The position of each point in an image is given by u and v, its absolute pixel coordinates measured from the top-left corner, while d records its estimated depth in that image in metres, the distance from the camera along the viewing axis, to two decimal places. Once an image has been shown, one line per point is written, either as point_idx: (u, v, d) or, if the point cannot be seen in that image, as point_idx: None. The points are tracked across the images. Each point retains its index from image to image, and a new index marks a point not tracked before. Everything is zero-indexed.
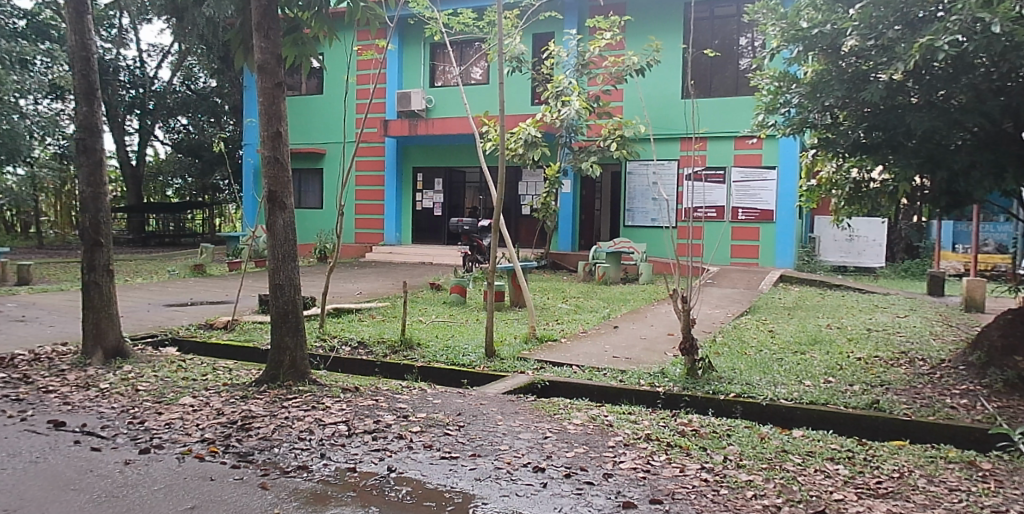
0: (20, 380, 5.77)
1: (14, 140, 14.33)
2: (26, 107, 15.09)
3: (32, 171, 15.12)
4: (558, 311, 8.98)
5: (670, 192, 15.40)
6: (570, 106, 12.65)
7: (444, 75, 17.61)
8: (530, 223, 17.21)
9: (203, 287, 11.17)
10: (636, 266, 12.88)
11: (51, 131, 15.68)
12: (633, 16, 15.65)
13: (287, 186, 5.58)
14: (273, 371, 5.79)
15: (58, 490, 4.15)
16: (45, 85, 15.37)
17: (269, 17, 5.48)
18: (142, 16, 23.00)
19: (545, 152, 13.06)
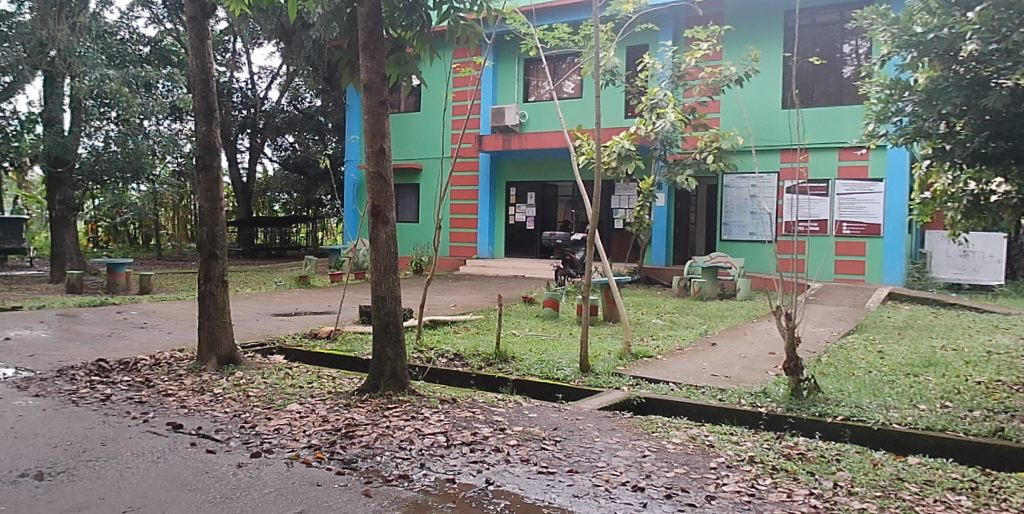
0: (142, 383, 6.12)
1: (137, 159, 15.15)
2: (149, 128, 15.85)
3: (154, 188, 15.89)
4: (653, 326, 8.80)
5: (770, 206, 14.95)
6: (665, 118, 12.48)
7: (538, 91, 17.83)
8: (623, 237, 17.06)
9: (307, 298, 11.59)
10: (733, 281, 12.56)
11: (172, 151, 16.09)
12: (732, 26, 15.36)
13: (390, 200, 5.73)
14: (374, 381, 5.92)
15: (177, 489, 4.37)
16: (167, 107, 16.02)
17: (374, 37, 5.66)
18: (253, 41, 24.45)
19: (640, 165, 12.93)
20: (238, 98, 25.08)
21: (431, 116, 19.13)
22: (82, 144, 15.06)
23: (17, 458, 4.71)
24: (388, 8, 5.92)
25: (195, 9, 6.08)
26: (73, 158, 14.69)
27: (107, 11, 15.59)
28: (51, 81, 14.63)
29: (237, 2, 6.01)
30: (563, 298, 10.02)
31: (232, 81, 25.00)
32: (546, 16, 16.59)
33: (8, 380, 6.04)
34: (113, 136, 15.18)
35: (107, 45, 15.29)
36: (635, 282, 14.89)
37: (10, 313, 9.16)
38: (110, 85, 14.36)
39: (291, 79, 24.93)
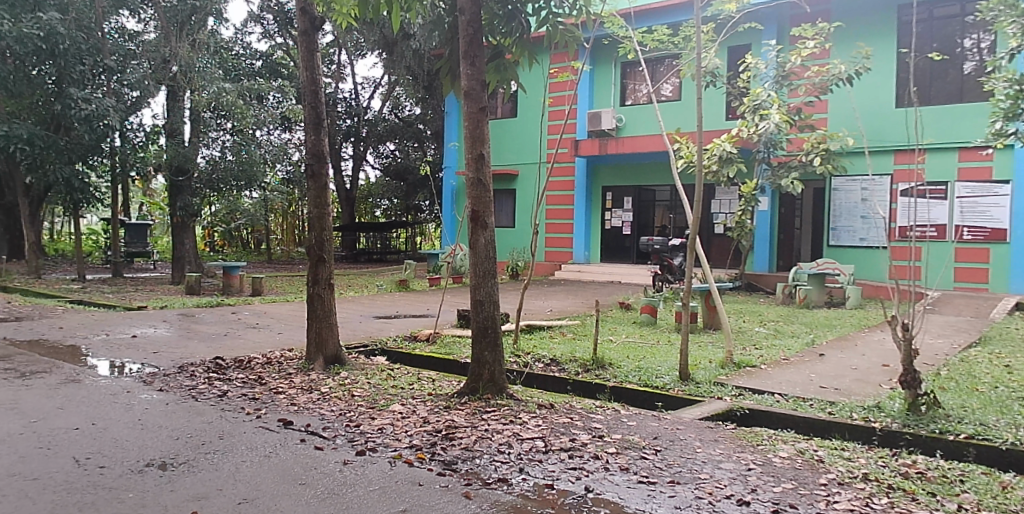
0: (255, 381, 6.43)
1: (251, 167, 16.09)
2: (261, 138, 16.64)
3: (265, 196, 16.84)
4: (756, 335, 8.51)
5: (884, 210, 14.28)
6: (768, 119, 12.10)
7: (635, 94, 17.69)
8: (724, 242, 16.71)
9: (407, 301, 11.90)
10: (843, 288, 12.05)
11: (281, 159, 17.13)
12: (841, 22, 14.77)
13: (488, 205, 5.79)
14: (473, 384, 5.99)
15: (288, 483, 4.55)
16: (277, 118, 16.73)
17: (475, 45, 5.75)
18: (356, 52, 25.55)
19: (742, 168, 12.58)
20: (342, 108, 26.47)
21: (528, 122, 19.32)
22: (201, 154, 16.05)
23: (144, 448, 5.04)
24: (488, 16, 6.03)
25: (305, 22, 6.32)
26: (193, 167, 15.69)
27: (223, 28, 16.62)
28: (173, 95, 15.67)
29: (340, 14, 6.17)
30: (661, 304, 9.85)
31: (337, 92, 26.38)
32: (645, 17, 16.47)
33: (135, 375, 6.47)
34: (229, 146, 16.15)
35: (223, 60, 16.32)
36: (737, 289, 14.45)
37: (140, 311, 9.89)
38: (227, 98, 14.98)
39: (392, 89, 25.97)
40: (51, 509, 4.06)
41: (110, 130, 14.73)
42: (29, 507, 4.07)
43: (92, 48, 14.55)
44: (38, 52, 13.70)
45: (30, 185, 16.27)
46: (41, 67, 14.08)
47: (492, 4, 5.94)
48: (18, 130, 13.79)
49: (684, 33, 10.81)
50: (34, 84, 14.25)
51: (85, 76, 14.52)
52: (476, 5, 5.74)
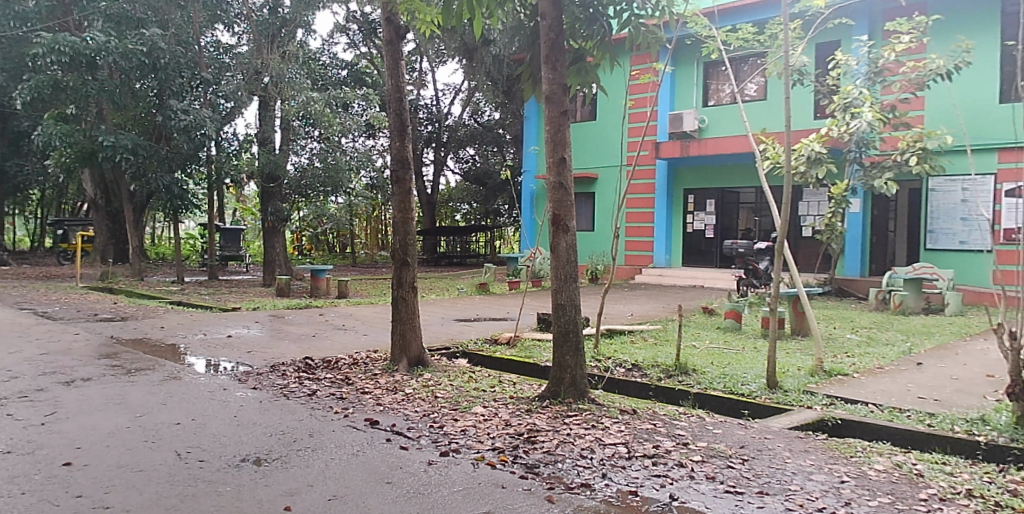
0: (342, 381, 6.62)
1: (337, 174, 16.16)
2: (347, 145, 16.82)
3: (350, 201, 16.48)
4: (848, 343, 8.18)
5: (988, 212, 13.59)
6: (860, 118, 11.63)
7: (718, 94, 17.46)
8: (812, 245, 16.23)
9: (488, 305, 12.03)
10: (941, 294, 11.55)
11: (365, 166, 17.06)
12: (939, 15, 14.11)
13: (570, 209, 5.78)
14: (554, 388, 5.99)
15: (375, 481, 4.66)
16: (361, 125, 16.83)
17: (556, 49, 5.76)
18: (438, 60, 26.12)
19: (832, 169, 12.16)
20: (423, 114, 27.44)
21: (607, 125, 19.25)
22: (292, 161, 16.24)
23: (239, 443, 5.25)
24: (569, 20, 6.03)
25: (391, 32, 6.48)
26: (283, 174, 16.04)
27: (310, 39, 17.24)
28: (264, 105, 16.35)
29: (421, 21, 6.26)
30: (745, 309, 9.61)
31: (419, 99, 27.18)
32: (729, 16, 16.17)
33: (231, 374, 6.77)
34: (316, 153, 16.36)
35: (312, 70, 16.71)
36: (826, 294, 14.00)
37: (234, 313, 10.35)
38: (314, 107, 15.17)
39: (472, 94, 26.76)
40: (156, 500, 4.28)
41: (206, 139, 15.54)
42: (136, 497, 4.31)
43: (189, 62, 15.40)
44: (141, 67, 14.59)
45: (135, 192, 17.31)
46: (145, 81, 15.00)
47: (574, 7, 5.94)
48: (124, 140, 14.69)
49: (770, 31, 10.50)
50: (139, 96, 15.19)
51: (183, 88, 15.42)
52: (558, 9, 5.76)
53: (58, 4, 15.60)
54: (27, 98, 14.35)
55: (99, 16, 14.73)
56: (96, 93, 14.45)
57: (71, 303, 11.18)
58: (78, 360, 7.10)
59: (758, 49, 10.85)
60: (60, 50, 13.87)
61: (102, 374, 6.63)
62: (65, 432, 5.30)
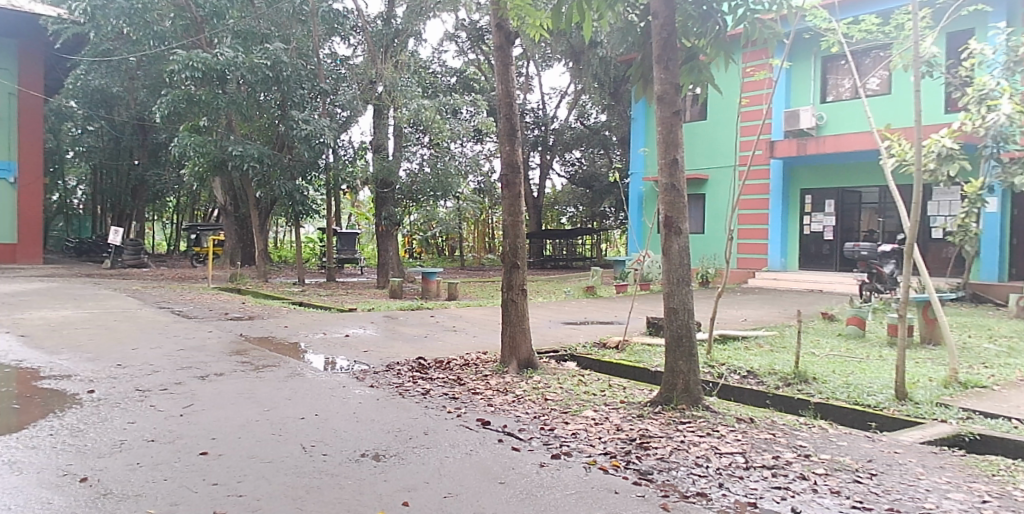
0: (455, 381, 6.77)
1: (446, 179, 16.61)
2: (455, 150, 17.12)
3: (460, 204, 16.84)
4: (986, 353, 7.62)
5: None
6: (998, 110, 10.85)
7: (836, 89, 16.84)
8: (942, 247, 15.36)
9: (595, 308, 12.00)
10: None
11: (474, 171, 17.31)
12: None
13: (682, 211, 5.78)
14: (667, 394, 5.92)
15: (489, 481, 4.73)
16: (470, 130, 17.04)
17: (669, 48, 5.77)
18: (544, 63, 26.86)
19: (966, 166, 11.39)
20: (531, 118, 28.29)
21: (718, 124, 18.84)
22: (403, 167, 16.81)
23: (360, 439, 5.46)
24: (681, 18, 6.00)
25: (501, 38, 6.59)
26: (396, 179, 16.61)
27: (421, 48, 17.71)
28: (379, 113, 17.01)
29: (530, 26, 6.33)
30: (869, 316, 9.15)
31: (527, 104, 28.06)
32: (850, 7, 15.49)
33: (350, 372, 7.04)
34: (426, 159, 16.73)
35: (422, 78, 17.20)
36: (958, 300, 13.14)
37: (351, 313, 10.77)
38: (425, 114, 15.56)
39: (578, 97, 27.40)
40: (284, 490, 4.50)
41: (325, 147, 16.31)
42: (266, 487, 4.55)
43: (309, 74, 16.28)
44: (266, 80, 15.50)
45: (263, 199, 18.42)
46: (268, 93, 15.93)
47: (686, 5, 5.91)
48: (250, 150, 15.62)
49: (897, 21, 9.84)
50: (263, 108, 16.14)
51: (304, 99, 16.30)
52: (670, 8, 5.76)
53: (192, 22, 16.02)
54: (166, 112, 15.47)
55: (229, 33, 15.74)
56: (226, 106, 15.41)
57: (205, 303, 12.00)
58: (211, 356, 7.59)
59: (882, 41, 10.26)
60: (194, 67, 14.57)
61: (234, 369, 7.05)
62: (201, 423, 5.68)
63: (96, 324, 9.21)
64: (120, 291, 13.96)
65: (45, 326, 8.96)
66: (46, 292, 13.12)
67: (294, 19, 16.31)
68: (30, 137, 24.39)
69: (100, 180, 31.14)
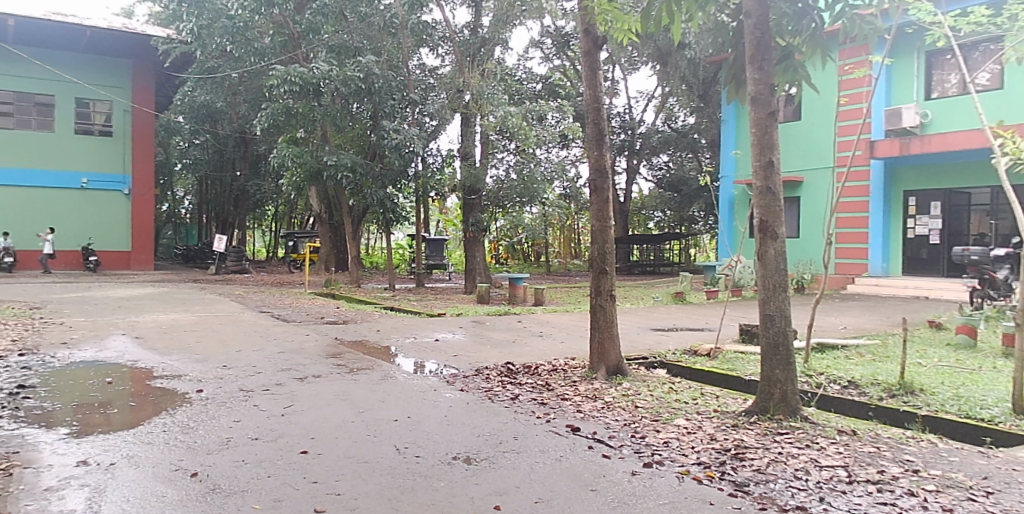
0: (543, 386, 6.80)
1: (531, 185, 16.67)
2: (541, 156, 17.21)
3: (544, 209, 17.15)
4: None
5: None
6: None
7: (942, 85, 16.04)
8: None
9: (685, 314, 11.82)
10: None
11: (559, 176, 17.28)
12: None
13: (778, 215, 5.69)
14: (763, 403, 5.77)
15: (581, 488, 4.70)
16: (555, 136, 17.05)
17: (763, 48, 5.71)
18: (631, 67, 27.13)
19: None
20: (617, 123, 28.48)
21: (815, 124, 18.26)
22: (489, 174, 17.10)
23: (451, 442, 5.54)
24: (776, 17, 5.89)
25: (588, 43, 6.61)
26: (483, 186, 16.87)
27: (507, 56, 17.92)
28: (466, 121, 17.18)
29: (616, 29, 6.32)
30: (980, 325, 8.62)
31: (614, 110, 28.41)
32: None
33: (441, 376, 7.18)
34: (512, 165, 16.98)
35: (508, 86, 17.48)
36: None
37: (440, 318, 10.97)
38: (512, 121, 15.79)
39: (666, 101, 27.45)
40: (380, 490, 4.62)
41: (415, 155, 16.71)
42: (363, 486, 4.69)
43: (400, 85, 16.77)
44: (358, 92, 16.03)
45: (357, 206, 19.08)
46: (361, 105, 16.51)
47: (781, 3, 5.79)
48: (344, 160, 16.19)
49: (1008, 12, 9.21)
50: (356, 119, 16.71)
51: (395, 109, 16.79)
52: (764, 6, 5.69)
53: (290, 38, 16.82)
54: (265, 125, 16.18)
55: (323, 47, 16.36)
56: (321, 118, 16.02)
57: (303, 307, 12.51)
58: (309, 358, 7.89)
59: (994, 32, 9.54)
60: (292, 81, 15.20)
61: (330, 372, 7.31)
62: (300, 423, 5.90)
63: (203, 327, 9.75)
64: (224, 296, 14.71)
65: (158, 329, 9.55)
66: (159, 297, 14.03)
67: (384, 32, 16.89)
68: (142, 150, 26.03)
69: (205, 191, 33.16)
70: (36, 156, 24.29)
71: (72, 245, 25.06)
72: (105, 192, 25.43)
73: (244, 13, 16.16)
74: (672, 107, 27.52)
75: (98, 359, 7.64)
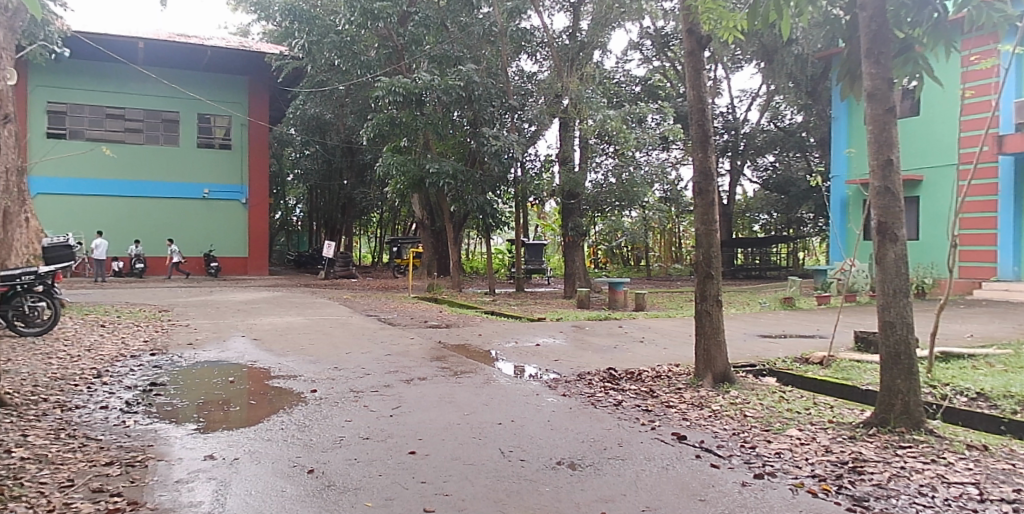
0: (647, 393, 6.75)
1: (631, 189, 16.48)
2: (641, 160, 16.97)
3: (645, 214, 16.72)
4: None
5: None
6: None
7: None
8: None
9: (795, 320, 11.43)
10: None
11: (660, 179, 17.06)
12: None
13: (899, 216, 5.40)
14: (883, 415, 5.51)
15: (688, 498, 4.59)
16: (656, 138, 16.76)
17: (880, 41, 5.46)
18: (735, 66, 26.75)
19: None
20: (721, 123, 28.22)
21: (936, 119, 17.32)
22: (589, 179, 17.08)
23: (555, 447, 5.56)
24: (893, 8, 5.56)
25: (692, 43, 6.55)
26: (582, 190, 16.87)
27: (606, 59, 17.90)
28: (565, 126, 17.27)
29: (719, 28, 6.21)
30: None
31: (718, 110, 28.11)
32: None
33: (543, 380, 7.24)
34: (610, 169, 16.85)
35: (607, 89, 17.53)
36: None
37: (541, 323, 11.05)
38: (610, 124, 15.57)
39: (771, 99, 26.96)
40: (487, 493, 4.69)
41: (513, 162, 16.92)
42: (469, 488, 4.77)
43: (499, 92, 17.02)
44: (459, 99, 16.38)
45: (459, 213, 19.49)
46: (461, 112, 16.85)
47: None
48: (446, 167, 16.51)
49: None
50: (456, 127, 17.07)
51: (494, 116, 17.04)
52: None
53: (394, 50, 17.29)
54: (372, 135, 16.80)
55: (425, 58, 16.91)
56: (424, 127, 16.45)
57: (407, 311, 12.91)
58: (414, 361, 8.13)
59: None
60: (396, 92, 15.71)
61: (435, 374, 7.50)
62: (409, 425, 6.07)
63: (315, 329, 10.22)
64: (334, 300, 15.36)
65: (273, 331, 10.08)
66: (274, 300, 14.86)
67: (484, 41, 17.27)
68: (257, 163, 27.50)
69: (315, 199, 34.95)
70: (163, 169, 26.08)
71: (196, 251, 26.79)
72: (224, 201, 27.05)
73: (351, 28, 16.79)
74: (779, 106, 27.04)
75: (221, 359, 8.15)
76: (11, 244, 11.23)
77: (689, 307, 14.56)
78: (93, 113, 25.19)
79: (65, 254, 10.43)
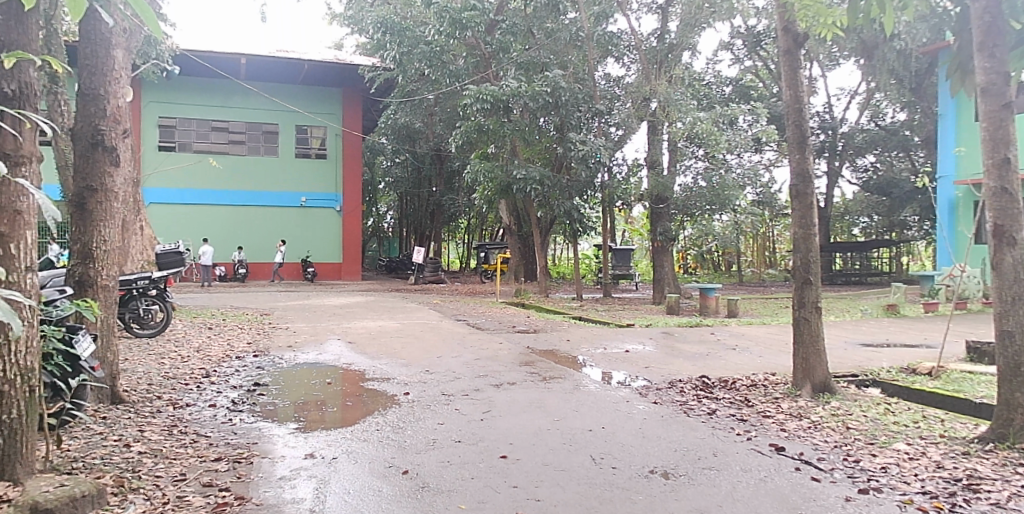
0: (742, 402, 6.61)
1: (723, 192, 16.11)
2: (733, 162, 16.60)
3: (736, 217, 16.39)
4: None
5: None
6: None
7: None
8: None
9: (902, 329, 10.92)
10: None
11: (754, 182, 16.64)
12: None
13: (1017, 219, 5.09)
14: (1000, 430, 5.18)
15: (788, 511, 4.42)
16: (749, 140, 16.31)
17: (994, 33, 5.14)
18: (831, 64, 25.86)
19: None
20: (816, 123, 27.36)
21: None
22: (677, 182, 16.91)
23: (647, 455, 5.49)
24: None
25: (788, 40, 6.36)
26: (671, 194, 16.66)
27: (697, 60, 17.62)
28: (653, 129, 17.12)
29: (819, 24, 5.99)
30: None
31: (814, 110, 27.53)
32: None
33: (632, 387, 7.21)
34: (701, 172, 16.64)
35: (697, 90, 17.26)
36: None
37: (630, 328, 10.97)
38: (700, 127, 15.28)
39: (871, 97, 25.94)
40: (579, 499, 4.68)
41: (600, 166, 16.88)
42: (561, 494, 4.77)
43: (586, 96, 16.86)
44: (547, 106, 16.37)
45: (546, 218, 19.65)
46: (547, 118, 16.92)
47: None
48: (532, 173, 16.65)
49: None
50: (543, 132, 17.18)
51: (581, 121, 16.89)
52: None
53: (482, 58, 17.71)
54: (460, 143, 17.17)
55: (513, 65, 17.05)
56: (511, 133, 16.69)
57: (496, 316, 13.10)
58: (504, 366, 8.23)
59: None
60: (484, 99, 15.96)
61: (524, 379, 7.59)
62: (500, 429, 6.15)
63: (407, 333, 10.50)
64: (424, 304, 15.77)
65: (367, 334, 10.42)
66: (367, 305, 15.37)
67: (570, 46, 17.14)
68: (351, 170, 28.32)
69: (405, 205, 36.06)
70: (260, 178, 27.29)
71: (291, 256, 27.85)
72: (321, 208, 28.06)
73: (440, 38, 17.19)
74: (880, 104, 26.04)
75: (318, 361, 8.51)
76: (130, 251, 12.08)
77: (785, 314, 14.14)
78: (196, 126, 26.67)
79: (175, 260, 11.11)
